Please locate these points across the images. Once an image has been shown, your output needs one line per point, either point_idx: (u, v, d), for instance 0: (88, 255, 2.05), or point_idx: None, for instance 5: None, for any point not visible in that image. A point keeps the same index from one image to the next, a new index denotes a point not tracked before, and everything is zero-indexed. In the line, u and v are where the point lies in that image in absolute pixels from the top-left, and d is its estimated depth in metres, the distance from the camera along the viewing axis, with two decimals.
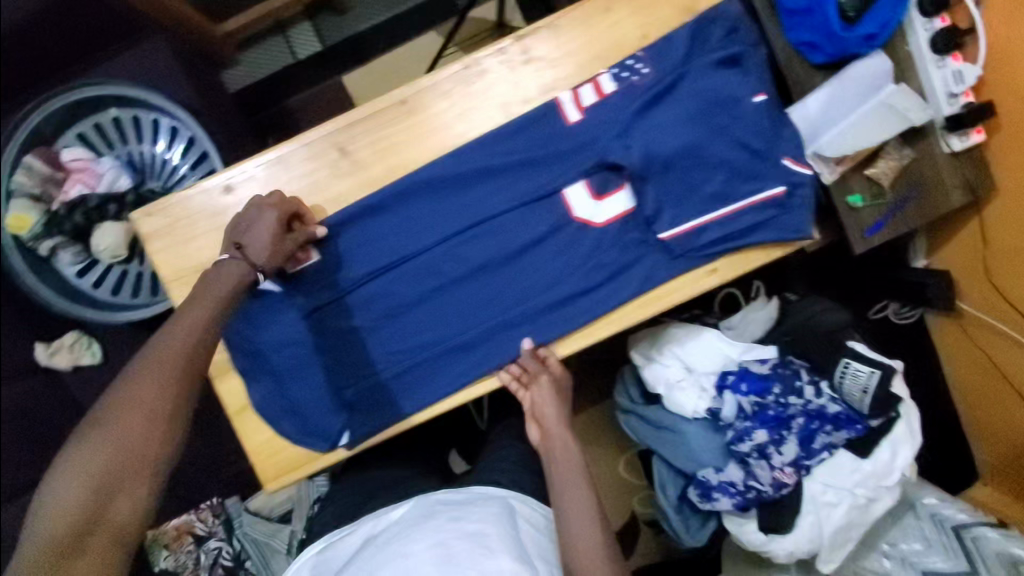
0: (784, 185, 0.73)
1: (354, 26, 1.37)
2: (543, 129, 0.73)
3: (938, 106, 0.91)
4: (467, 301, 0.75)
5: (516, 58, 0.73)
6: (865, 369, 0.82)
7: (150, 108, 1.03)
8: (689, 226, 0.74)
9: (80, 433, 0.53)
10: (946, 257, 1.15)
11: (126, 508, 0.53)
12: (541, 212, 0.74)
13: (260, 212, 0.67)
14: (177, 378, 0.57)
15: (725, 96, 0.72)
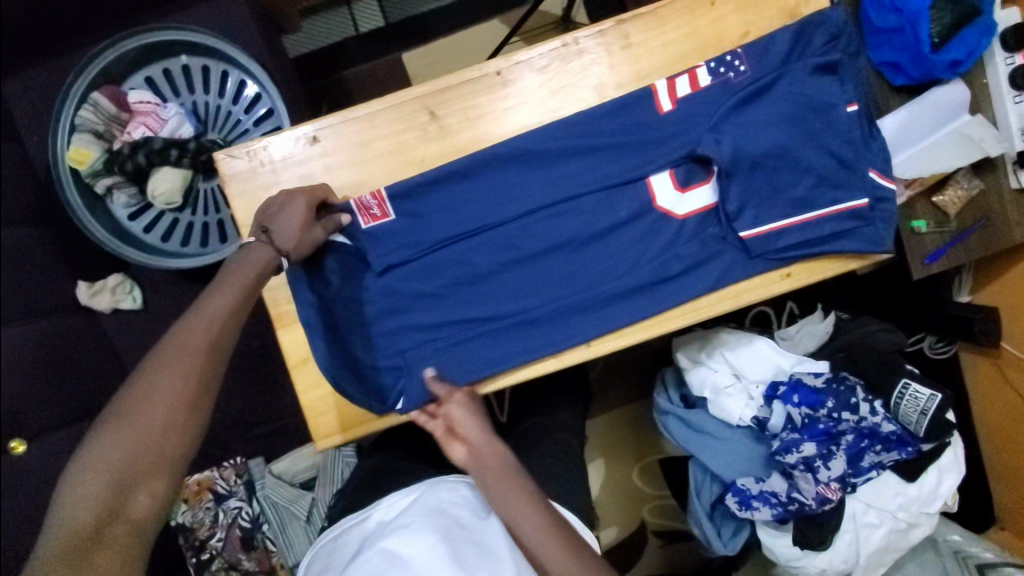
0: (867, 197, 0.73)
1: (418, 5, 1.38)
2: (635, 114, 0.73)
3: (1012, 140, 0.91)
4: (539, 277, 0.75)
5: (615, 42, 0.73)
6: (925, 392, 0.81)
7: (222, 60, 1.02)
8: (769, 227, 0.73)
9: (101, 424, 0.52)
10: (993, 296, 1.16)
11: (143, 503, 0.52)
12: (624, 197, 0.74)
13: (290, 199, 0.68)
14: (198, 369, 0.56)
15: (820, 101, 0.72)
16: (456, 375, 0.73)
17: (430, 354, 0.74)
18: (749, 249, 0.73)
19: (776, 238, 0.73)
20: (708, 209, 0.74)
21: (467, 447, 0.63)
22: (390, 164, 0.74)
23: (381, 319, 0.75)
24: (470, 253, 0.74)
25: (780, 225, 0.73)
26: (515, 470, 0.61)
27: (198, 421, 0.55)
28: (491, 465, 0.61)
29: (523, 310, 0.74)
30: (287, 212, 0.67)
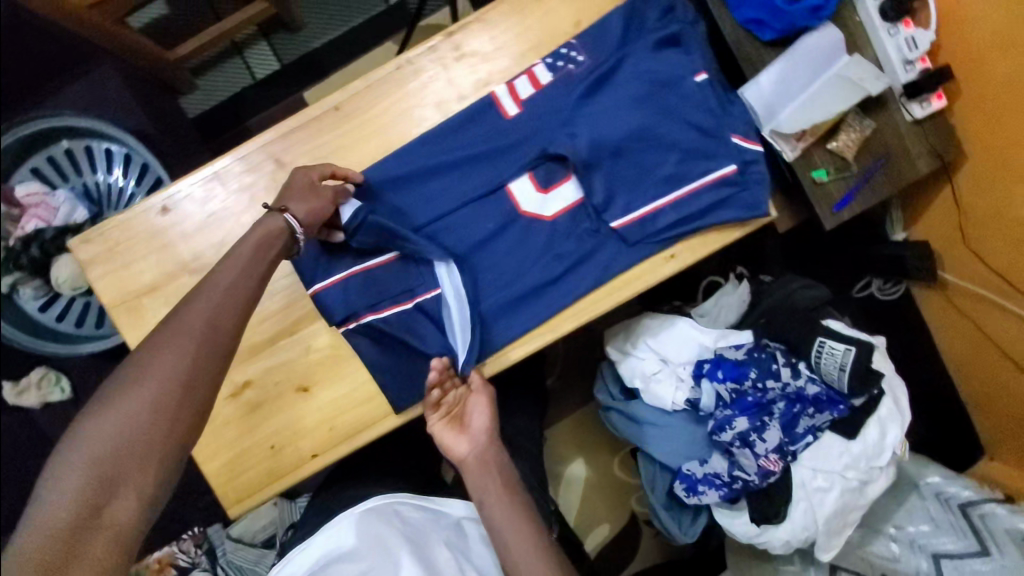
0: (735, 163, 0.71)
1: (308, 43, 1.41)
2: (484, 124, 0.71)
3: (894, 74, 0.90)
4: (419, 304, 0.71)
5: (448, 55, 0.72)
6: (840, 347, 0.78)
7: (102, 138, 1.03)
8: (642, 212, 0.71)
9: (92, 409, 0.51)
10: (925, 229, 1.15)
11: (131, 504, 0.49)
12: (491, 208, 0.72)
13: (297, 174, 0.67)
14: (194, 357, 0.54)
15: (667, 76, 0.70)
16: (355, 417, 0.72)
17: (326, 400, 0.72)
18: (628, 237, 0.71)
19: (650, 222, 0.71)
20: (578, 206, 0.72)
21: (468, 441, 0.69)
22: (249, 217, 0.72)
23: (267, 377, 0.72)
24: None
25: (653, 207, 0.71)
26: (505, 472, 0.68)
27: (188, 414, 0.53)
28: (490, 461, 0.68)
29: None
30: (295, 186, 0.65)
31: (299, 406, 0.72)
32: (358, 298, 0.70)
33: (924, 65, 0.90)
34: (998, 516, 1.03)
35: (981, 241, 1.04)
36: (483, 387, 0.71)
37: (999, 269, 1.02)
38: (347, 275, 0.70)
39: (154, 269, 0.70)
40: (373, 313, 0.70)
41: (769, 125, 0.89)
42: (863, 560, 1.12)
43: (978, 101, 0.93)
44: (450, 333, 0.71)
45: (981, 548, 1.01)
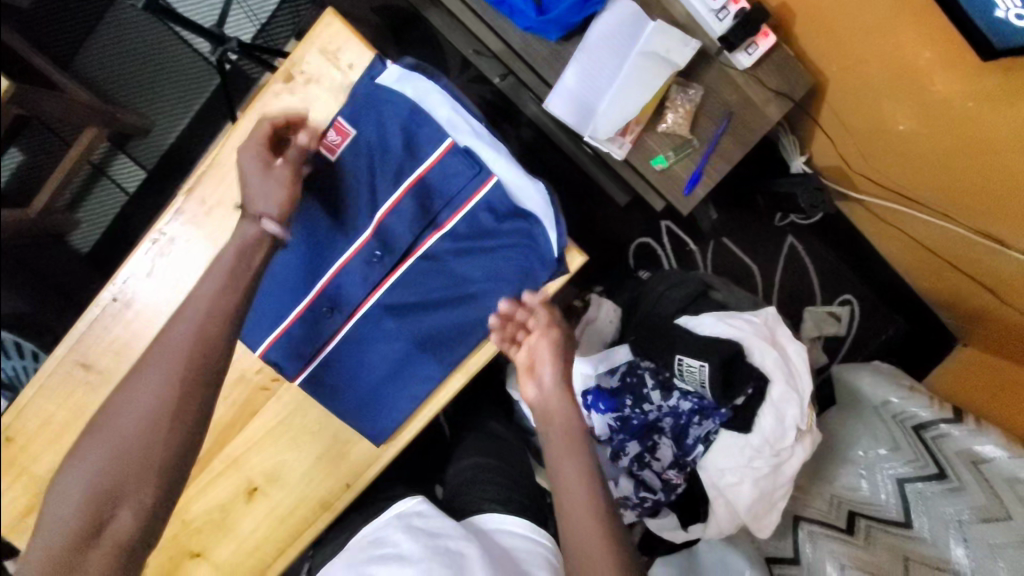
0: (521, 219, 0.66)
1: (163, 139, 1.38)
2: (327, 185, 0.66)
3: (708, 27, 0.79)
4: (481, 200, 0.65)
5: (197, 212, 0.67)
6: (696, 363, 0.75)
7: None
8: (448, 302, 0.68)
9: (103, 419, 0.52)
10: (822, 150, 1.05)
11: (127, 522, 0.50)
12: (376, 256, 0.67)
13: (244, 160, 0.59)
14: (178, 374, 0.52)
15: (420, 151, 0.65)
16: (255, 563, 0.76)
17: (222, 557, 0.76)
18: (456, 323, 0.69)
19: (493, 283, 0.67)
20: (409, 296, 0.69)
21: (537, 391, 0.64)
22: (81, 426, 0.72)
23: (158, 555, 0.76)
24: (198, 461, 0.74)
25: (490, 263, 0.67)
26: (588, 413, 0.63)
27: (180, 437, 0.52)
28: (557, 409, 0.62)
29: (272, 483, 0.74)
30: (250, 178, 0.59)
31: (198, 570, 0.76)
32: (372, 269, 0.67)
33: (740, 4, 0.77)
34: (954, 437, 1.00)
35: (875, 157, 0.93)
36: (549, 329, 0.64)
37: (900, 185, 0.93)
38: (352, 253, 0.67)
39: (25, 493, 0.74)
40: (392, 273, 0.68)
41: (586, 132, 0.81)
42: (831, 501, 1.09)
43: (813, 22, 0.81)
44: (523, 232, 0.66)
45: (937, 469, 0.99)
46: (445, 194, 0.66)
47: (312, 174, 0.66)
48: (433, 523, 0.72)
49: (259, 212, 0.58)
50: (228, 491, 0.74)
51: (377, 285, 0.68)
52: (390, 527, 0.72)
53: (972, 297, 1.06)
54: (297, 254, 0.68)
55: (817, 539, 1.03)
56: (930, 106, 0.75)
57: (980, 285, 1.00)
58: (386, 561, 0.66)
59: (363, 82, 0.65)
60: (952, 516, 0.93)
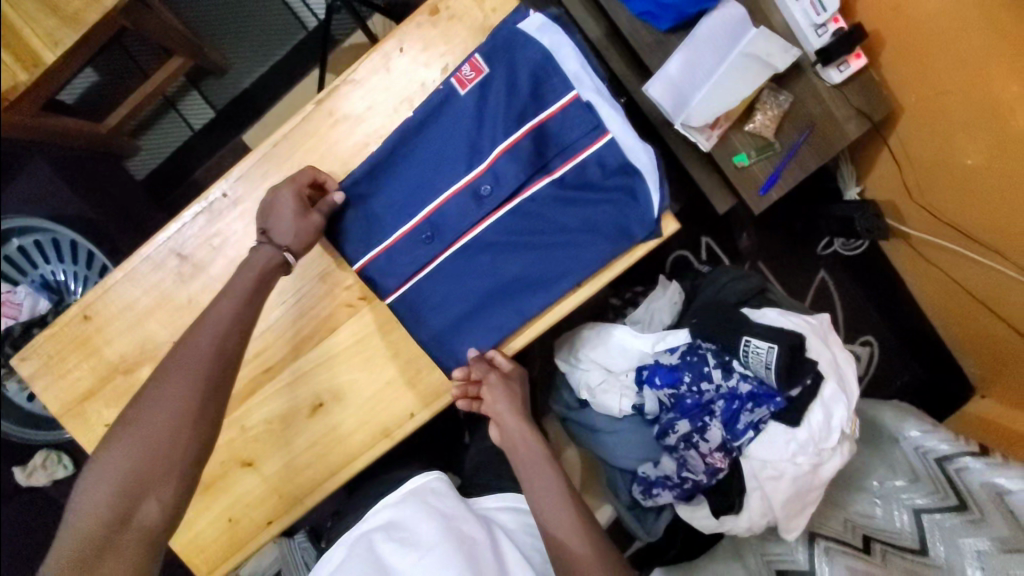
0: (627, 181, 0.69)
1: (237, 83, 1.40)
2: (449, 117, 0.69)
3: (807, 41, 0.85)
4: (592, 155, 0.69)
5: (325, 121, 0.72)
6: (764, 345, 0.79)
7: (39, 231, 1.10)
8: (542, 248, 0.71)
9: (142, 412, 0.61)
10: (877, 182, 1.11)
11: (152, 512, 0.60)
12: (484, 193, 0.70)
13: (278, 196, 0.68)
14: (195, 391, 0.62)
15: (546, 99, 0.68)
16: (301, 483, 0.76)
17: (272, 470, 0.76)
18: (547, 269, 0.70)
19: (590, 235, 0.70)
20: (508, 235, 0.71)
21: (499, 430, 0.78)
22: (160, 317, 0.73)
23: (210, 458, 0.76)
24: (269, 368, 0.75)
25: (590, 215, 0.70)
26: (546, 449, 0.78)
27: (199, 442, 0.62)
28: (516, 443, 0.77)
29: (337, 402, 0.75)
30: (278, 209, 0.67)
31: (246, 480, 0.76)
32: (478, 204, 0.70)
33: (839, 24, 0.84)
34: (975, 468, 1.02)
35: (935, 193, 0.99)
36: (499, 385, 0.74)
37: (954, 220, 0.98)
38: (463, 185, 0.70)
39: (90, 373, 0.74)
40: (497, 210, 0.70)
41: (680, 118, 0.86)
42: (846, 523, 1.10)
43: (901, 54, 0.90)
44: (627, 194, 0.69)
45: (957, 500, 1.00)
46: (561, 142, 0.69)
47: (438, 104, 0.69)
48: (444, 503, 0.76)
49: (273, 239, 0.68)
50: (292, 403, 0.75)
51: (478, 222, 0.71)
52: (403, 509, 0.75)
53: (997, 340, 1.10)
54: (409, 180, 0.71)
55: (834, 556, 1.03)
56: (1004, 139, 0.81)
57: (1006, 323, 1.04)
58: (404, 549, 0.71)
59: (505, 23, 0.68)
60: (971, 546, 0.93)
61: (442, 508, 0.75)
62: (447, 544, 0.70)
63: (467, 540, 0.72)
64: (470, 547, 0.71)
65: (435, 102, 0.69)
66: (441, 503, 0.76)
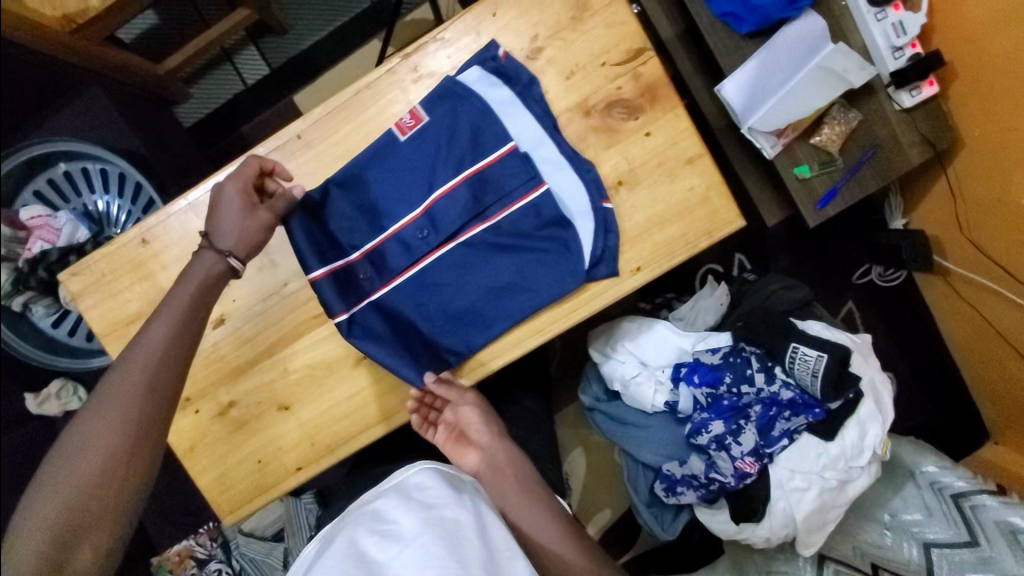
0: (564, 229, 0.70)
1: (297, 44, 1.40)
2: (391, 160, 0.71)
3: (882, 62, 0.86)
4: (533, 204, 0.70)
5: (407, 77, 0.72)
6: (812, 353, 0.79)
7: (86, 157, 1.07)
8: (486, 293, 0.71)
9: (67, 450, 0.54)
10: (925, 216, 1.13)
11: (88, 558, 0.51)
12: (420, 237, 0.71)
13: (224, 194, 0.65)
14: (136, 422, 0.56)
15: (483, 150, 0.69)
16: (336, 432, 0.76)
17: (309, 417, 0.75)
18: (587, 256, 0.70)
19: (531, 280, 0.71)
20: (450, 277, 0.71)
21: (478, 453, 0.70)
22: None
23: (248, 397, 0.76)
24: (319, 315, 0.75)
25: (525, 262, 0.71)
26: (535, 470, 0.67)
27: (139, 475, 0.56)
28: (502, 466, 0.67)
29: None
30: (228, 208, 0.65)
31: (281, 423, 0.75)
32: (416, 245, 0.71)
33: (916, 49, 0.85)
34: (989, 507, 1.01)
35: (983, 234, 1.00)
36: (465, 395, 0.72)
37: (999, 262, 0.99)
38: (401, 226, 0.71)
39: (142, 298, 0.74)
40: (433, 252, 0.71)
41: (748, 122, 0.86)
42: (855, 550, 1.11)
43: (970, 88, 0.90)
44: (574, 242, 0.70)
45: (971, 537, 1.01)
46: (498, 189, 0.70)
47: (378, 148, 0.71)
48: (431, 493, 0.58)
49: (221, 244, 0.65)
50: (337, 351, 0.75)
51: (417, 262, 0.71)
52: (383, 503, 0.56)
53: (1022, 384, 1.11)
54: (349, 217, 0.72)
55: None
56: None
57: None
58: (378, 541, 0.52)
59: (446, 77, 0.69)
60: None
61: (427, 499, 0.56)
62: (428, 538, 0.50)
63: (454, 531, 0.52)
64: (459, 537, 0.52)
65: (377, 145, 0.71)
66: (428, 492, 0.57)
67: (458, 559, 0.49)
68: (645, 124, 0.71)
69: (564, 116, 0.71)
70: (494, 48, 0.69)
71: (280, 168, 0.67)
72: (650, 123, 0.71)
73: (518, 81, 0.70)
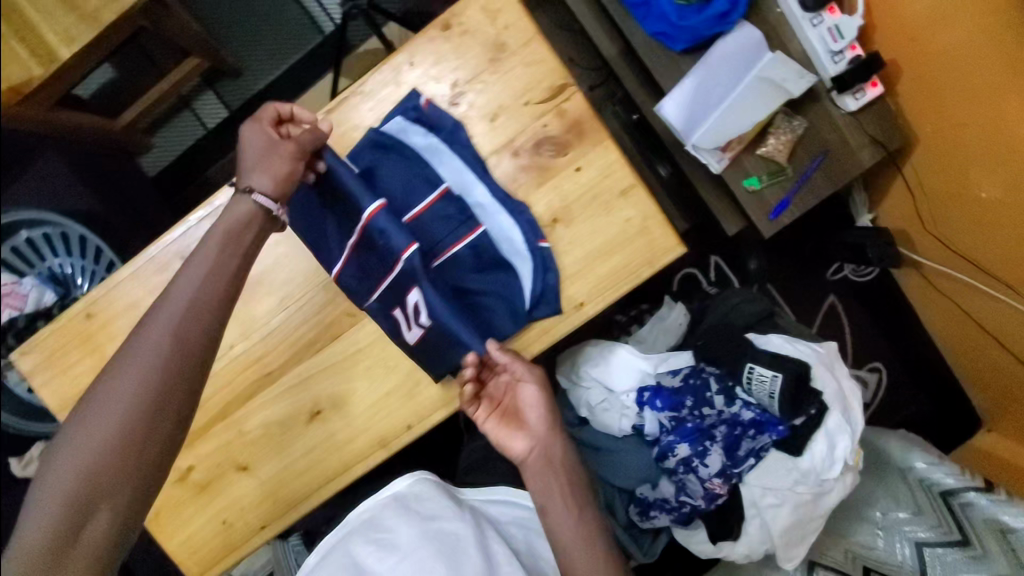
0: (504, 270, 0.70)
1: (252, 84, 1.41)
2: (322, 204, 0.69)
3: (822, 68, 0.84)
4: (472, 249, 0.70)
5: (333, 133, 0.72)
6: (768, 373, 0.78)
7: (45, 223, 1.10)
8: (430, 334, 0.69)
9: (93, 401, 0.53)
10: (889, 212, 1.11)
11: (105, 519, 0.51)
12: (360, 280, 0.69)
13: (252, 137, 0.63)
14: (154, 385, 0.54)
15: (416, 192, 0.70)
16: (295, 489, 0.75)
17: (269, 475, 0.75)
18: (527, 298, 0.70)
19: (478, 323, 0.71)
20: (392, 319, 0.69)
21: (526, 437, 0.68)
22: None
23: (206, 460, 0.76)
24: (269, 374, 0.75)
25: (471, 307, 0.71)
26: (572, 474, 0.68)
27: (158, 439, 0.54)
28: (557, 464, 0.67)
29: (336, 409, 0.74)
30: (259, 151, 0.63)
31: (242, 484, 0.75)
32: (359, 288, 0.69)
33: (856, 52, 0.83)
34: (979, 505, 0.99)
35: (948, 226, 0.98)
36: (529, 373, 0.69)
37: (965, 255, 0.98)
38: (340, 269, 0.69)
39: (91, 372, 0.74)
40: (378, 287, 0.69)
41: (691, 139, 0.85)
42: (846, 553, 1.06)
43: (918, 85, 0.88)
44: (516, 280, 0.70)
45: (961, 535, 0.98)
46: (434, 231, 0.70)
47: (304, 193, 0.68)
48: (425, 504, 0.73)
49: (253, 187, 0.63)
50: (290, 408, 0.75)
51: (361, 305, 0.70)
52: (384, 509, 0.73)
53: (1004, 373, 1.09)
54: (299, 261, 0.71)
55: None
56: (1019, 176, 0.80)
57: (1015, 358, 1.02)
58: (382, 551, 0.68)
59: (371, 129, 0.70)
60: None
61: (423, 504, 0.73)
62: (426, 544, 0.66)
63: (449, 541, 0.68)
64: (453, 547, 0.67)
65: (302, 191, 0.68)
66: (430, 488, 0.75)
67: (453, 561, 0.65)
68: (575, 158, 0.71)
69: (492, 158, 0.71)
70: (416, 97, 0.70)
71: (298, 108, 0.64)
72: (579, 157, 0.71)
73: (443, 127, 0.70)
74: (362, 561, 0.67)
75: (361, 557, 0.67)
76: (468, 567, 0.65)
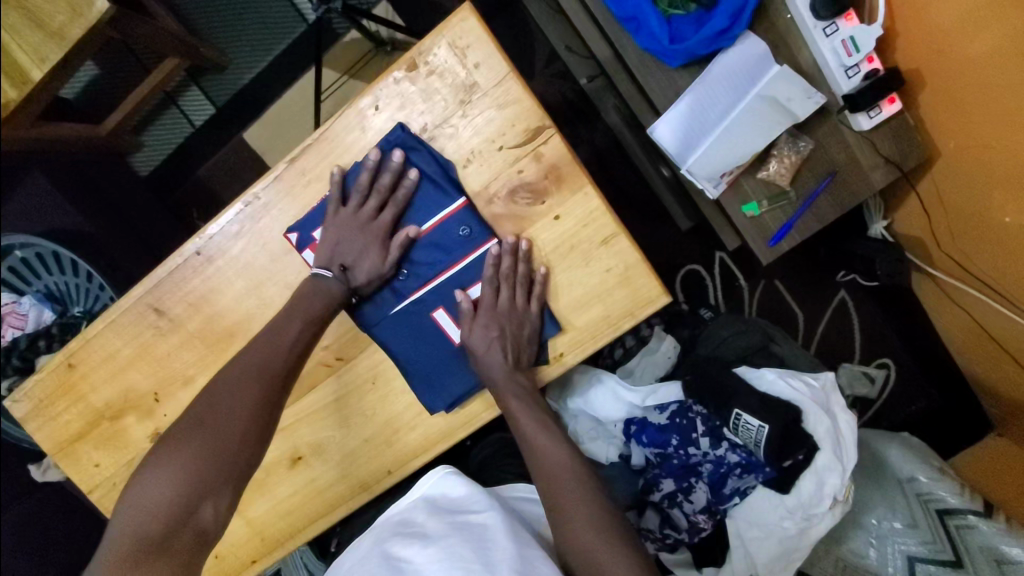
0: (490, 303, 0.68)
1: (237, 80, 1.35)
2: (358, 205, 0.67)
3: (836, 84, 0.76)
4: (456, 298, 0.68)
5: (297, 181, 0.69)
6: (754, 423, 0.77)
7: (36, 243, 1.06)
8: (437, 362, 0.70)
9: (206, 411, 0.60)
10: (905, 221, 1.05)
11: (209, 515, 0.57)
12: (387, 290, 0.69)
13: (357, 225, 0.66)
14: (258, 405, 0.61)
15: (422, 206, 0.67)
16: (280, 529, 0.77)
17: (255, 514, 0.77)
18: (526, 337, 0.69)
19: (461, 365, 0.69)
20: (408, 337, 0.69)
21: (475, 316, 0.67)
22: (141, 368, 0.73)
23: None
24: None
25: (454, 352, 0.69)
26: (524, 396, 0.67)
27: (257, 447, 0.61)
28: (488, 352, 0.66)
29: (317, 455, 0.75)
30: (361, 241, 0.66)
31: (230, 522, 0.78)
32: (392, 299, 0.69)
33: (873, 65, 0.75)
34: (980, 532, 0.85)
35: (971, 240, 0.90)
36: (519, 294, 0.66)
37: (985, 274, 0.91)
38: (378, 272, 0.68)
39: (79, 418, 0.75)
40: (433, 280, 0.68)
41: (687, 164, 0.79)
42: (837, 565, 0.96)
43: (941, 96, 0.80)
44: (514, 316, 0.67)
45: (955, 560, 0.86)
46: (445, 249, 0.67)
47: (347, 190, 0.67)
48: (457, 503, 0.65)
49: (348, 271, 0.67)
50: (273, 453, 0.76)
51: (388, 316, 0.69)
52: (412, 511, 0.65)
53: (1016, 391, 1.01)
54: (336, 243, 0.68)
55: None
56: None
57: None
58: (411, 540, 0.59)
59: (396, 125, 0.66)
60: None
61: (456, 503, 0.65)
62: (456, 535, 0.58)
63: (478, 530, 0.59)
64: (485, 537, 0.58)
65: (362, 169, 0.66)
66: (467, 483, 0.68)
67: (483, 548, 0.56)
68: (553, 207, 0.66)
69: None
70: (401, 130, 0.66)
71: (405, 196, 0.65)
72: (558, 206, 0.66)
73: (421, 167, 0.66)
74: (387, 552, 0.58)
75: (388, 546, 0.59)
76: (499, 554, 0.56)
